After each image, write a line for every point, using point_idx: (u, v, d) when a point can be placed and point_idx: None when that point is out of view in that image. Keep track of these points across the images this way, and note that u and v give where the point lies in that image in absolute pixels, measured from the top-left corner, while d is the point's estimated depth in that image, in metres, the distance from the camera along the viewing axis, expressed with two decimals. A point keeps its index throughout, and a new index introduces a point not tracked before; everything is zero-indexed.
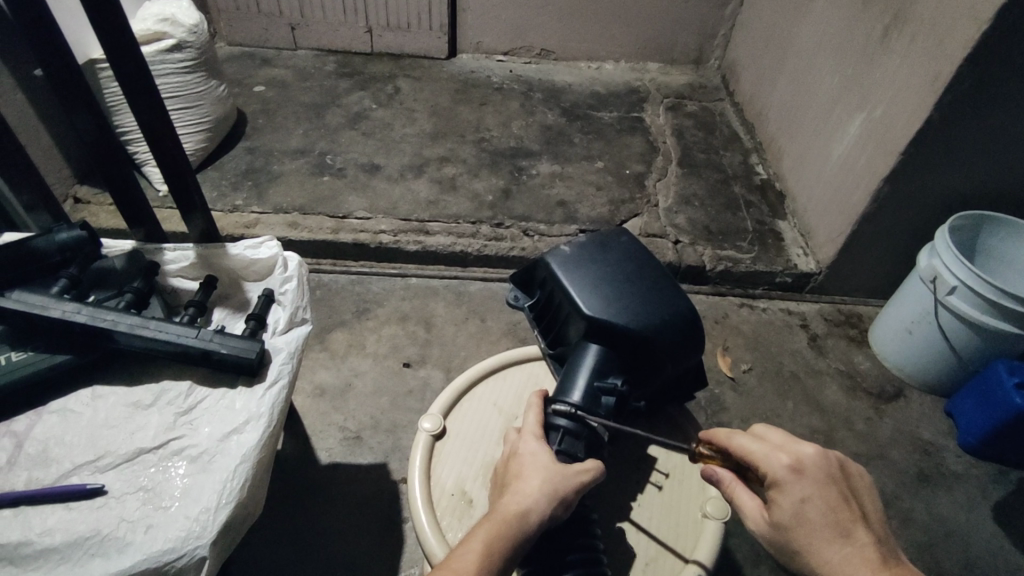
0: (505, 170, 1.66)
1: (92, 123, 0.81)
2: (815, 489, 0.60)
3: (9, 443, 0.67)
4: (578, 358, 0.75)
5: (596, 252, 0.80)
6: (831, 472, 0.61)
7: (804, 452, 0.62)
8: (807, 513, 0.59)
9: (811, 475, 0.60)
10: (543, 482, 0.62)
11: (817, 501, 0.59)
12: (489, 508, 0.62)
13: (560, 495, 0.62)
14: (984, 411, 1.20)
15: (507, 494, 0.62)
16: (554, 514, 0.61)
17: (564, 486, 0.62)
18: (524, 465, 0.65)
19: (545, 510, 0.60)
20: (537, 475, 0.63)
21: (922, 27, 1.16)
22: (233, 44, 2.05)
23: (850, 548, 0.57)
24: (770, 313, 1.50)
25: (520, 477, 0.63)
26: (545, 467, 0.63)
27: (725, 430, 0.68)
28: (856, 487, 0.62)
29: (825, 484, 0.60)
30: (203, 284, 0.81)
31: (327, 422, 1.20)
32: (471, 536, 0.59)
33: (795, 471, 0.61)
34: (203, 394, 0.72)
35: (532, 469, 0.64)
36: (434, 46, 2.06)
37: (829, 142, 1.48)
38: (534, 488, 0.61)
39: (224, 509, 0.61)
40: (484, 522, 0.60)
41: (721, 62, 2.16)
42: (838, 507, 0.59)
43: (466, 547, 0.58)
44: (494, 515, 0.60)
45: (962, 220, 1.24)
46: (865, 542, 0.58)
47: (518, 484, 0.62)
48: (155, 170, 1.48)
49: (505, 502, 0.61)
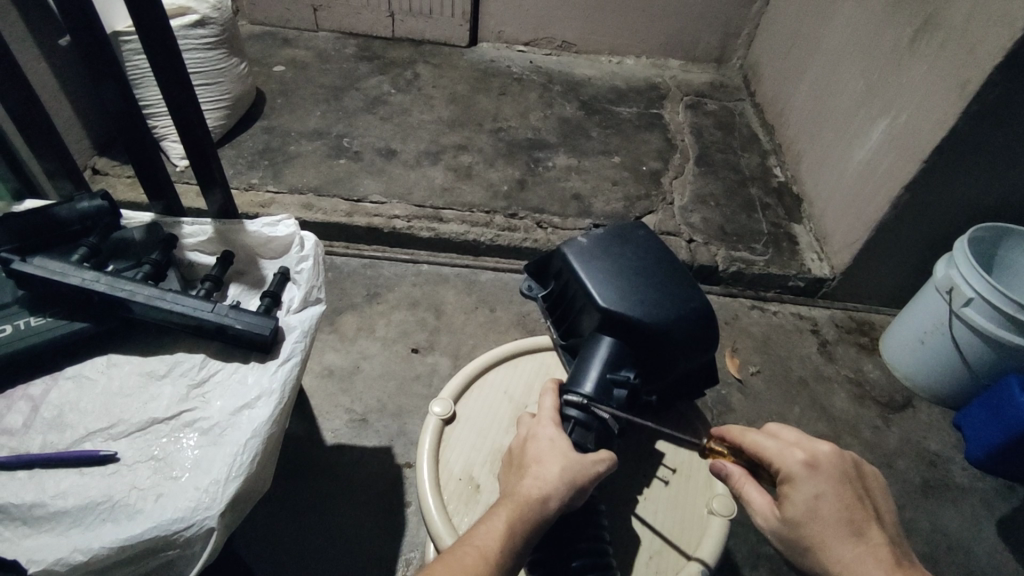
0: (521, 161, 1.65)
1: (117, 94, 0.82)
2: (828, 486, 0.60)
3: (25, 407, 0.68)
4: (590, 349, 0.75)
5: (614, 245, 0.80)
6: (845, 471, 0.61)
7: (820, 449, 0.62)
8: (820, 510, 0.59)
9: (827, 473, 0.60)
10: (561, 470, 0.62)
11: (832, 499, 0.59)
12: (506, 491, 0.62)
13: (578, 483, 0.62)
14: (996, 426, 1.19)
15: (524, 479, 0.62)
16: (570, 502, 0.61)
17: (580, 476, 0.62)
18: (541, 451, 0.65)
19: (563, 498, 0.61)
20: (555, 462, 0.63)
21: (952, 33, 1.14)
22: (254, 22, 2.05)
23: (862, 547, 0.58)
24: (781, 316, 1.49)
25: (537, 462, 0.64)
26: (563, 454, 0.64)
27: (739, 427, 0.69)
28: (870, 487, 0.62)
29: (839, 482, 0.60)
30: (220, 259, 0.81)
31: (334, 403, 1.20)
32: (489, 518, 0.59)
33: (810, 468, 0.61)
34: (215, 368, 0.72)
35: (549, 455, 0.64)
36: (455, 34, 2.05)
37: (850, 146, 1.46)
38: (553, 475, 0.61)
39: (234, 482, 0.61)
40: (501, 506, 0.60)
41: (743, 61, 2.14)
42: (852, 505, 0.59)
43: (487, 529, 0.58)
44: (512, 499, 0.61)
45: (983, 232, 1.23)
46: (879, 542, 0.58)
47: (537, 470, 0.63)
48: (174, 144, 1.49)
49: (522, 486, 0.62)
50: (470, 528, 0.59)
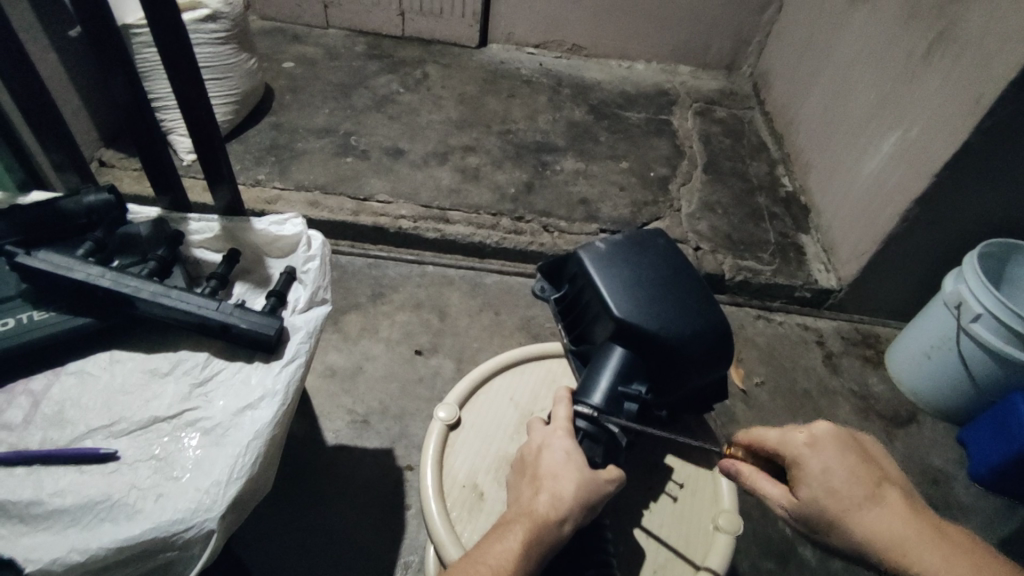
0: (529, 163, 1.64)
1: (127, 87, 0.81)
2: (835, 459, 0.61)
3: (26, 402, 0.67)
4: (601, 359, 0.74)
5: (633, 253, 0.79)
6: (847, 444, 0.63)
7: (818, 427, 0.64)
8: (832, 479, 0.60)
9: (829, 443, 0.62)
10: (577, 488, 0.61)
11: (842, 466, 0.61)
12: (519, 507, 0.62)
13: (590, 502, 0.62)
14: (1000, 443, 1.18)
15: (538, 494, 0.62)
16: (581, 521, 0.61)
17: (594, 494, 0.62)
18: (556, 464, 0.64)
19: (576, 518, 0.60)
20: (570, 478, 0.62)
21: (967, 46, 1.14)
22: (265, 18, 2.05)
23: (879, 506, 0.59)
24: (787, 327, 1.49)
25: (552, 476, 0.63)
26: (579, 469, 0.63)
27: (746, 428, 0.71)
28: (875, 455, 0.64)
29: (845, 450, 0.62)
30: (226, 257, 0.80)
31: (336, 403, 1.19)
32: (504, 535, 0.59)
33: (811, 445, 0.63)
34: (218, 367, 0.71)
35: (564, 468, 0.63)
36: (466, 35, 2.04)
37: (861, 158, 1.45)
38: (568, 493, 0.61)
39: (235, 484, 0.61)
40: (516, 525, 0.59)
41: (754, 69, 2.13)
42: (861, 472, 0.61)
43: (501, 549, 0.57)
44: (526, 517, 0.60)
45: (990, 247, 1.22)
46: (893, 499, 0.59)
47: (552, 486, 0.62)
48: (182, 138, 1.48)
49: (537, 502, 0.61)
50: (484, 544, 0.59)
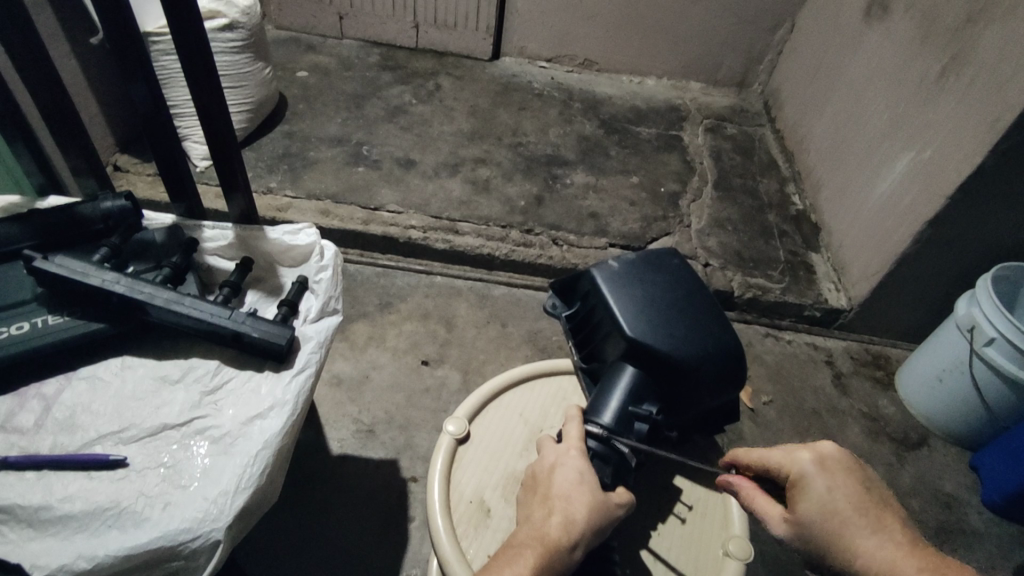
0: (539, 177, 1.65)
1: (147, 95, 0.81)
2: (839, 481, 0.62)
3: (37, 406, 0.68)
4: (612, 378, 0.74)
5: (646, 272, 0.79)
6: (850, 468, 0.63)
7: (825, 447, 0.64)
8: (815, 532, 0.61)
9: (820, 482, 0.61)
10: (589, 511, 0.61)
11: (834, 507, 0.60)
12: (529, 530, 0.61)
13: (600, 524, 0.61)
14: (1013, 468, 1.15)
15: (550, 516, 0.61)
16: (591, 545, 0.61)
17: (605, 518, 0.62)
18: (567, 484, 0.63)
19: (586, 542, 0.60)
20: (582, 500, 0.62)
21: (981, 71, 1.14)
22: (280, 27, 2.07)
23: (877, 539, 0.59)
24: (795, 345, 1.48)
25: (563, 497, 0.62)
26: (589, 490, 0.63)
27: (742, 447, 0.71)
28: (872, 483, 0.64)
29: (847, 471, 0.63)
30: (239, 266, 0.80)
31: (341, 412, 1.19)
32: (514, 560, 0.58)
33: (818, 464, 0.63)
34: (229, 376, 0.71)
35: (576, 490, 0.63)
36: (479, 47, 2.06)
37: (872, 178, 1.45)
38: (580, 517, 0.60)
39: (242, 495, 0.60)
40: (526, 550, 0.59)
41: (764, 87, 2.14)
42: (864, 502, 0.61)
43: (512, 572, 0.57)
44: (538, 542, 0.60)
45: (1003, 271, 1.21)
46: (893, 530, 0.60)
47: (564, 507, 0.61)
48: (197, 145, 1.50)
49: (549, 526, 0.61)
50: (495, 568, 0.58)
